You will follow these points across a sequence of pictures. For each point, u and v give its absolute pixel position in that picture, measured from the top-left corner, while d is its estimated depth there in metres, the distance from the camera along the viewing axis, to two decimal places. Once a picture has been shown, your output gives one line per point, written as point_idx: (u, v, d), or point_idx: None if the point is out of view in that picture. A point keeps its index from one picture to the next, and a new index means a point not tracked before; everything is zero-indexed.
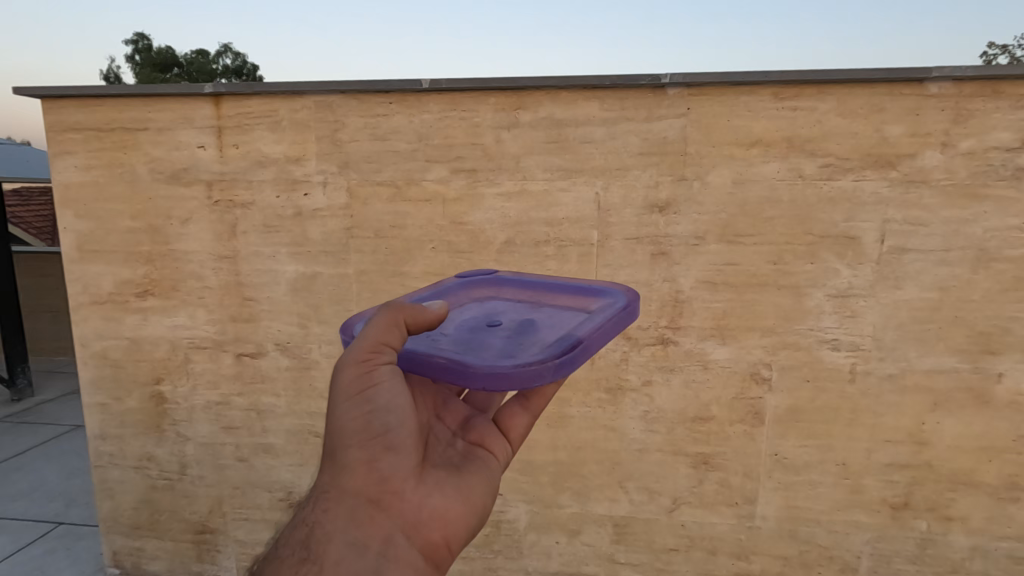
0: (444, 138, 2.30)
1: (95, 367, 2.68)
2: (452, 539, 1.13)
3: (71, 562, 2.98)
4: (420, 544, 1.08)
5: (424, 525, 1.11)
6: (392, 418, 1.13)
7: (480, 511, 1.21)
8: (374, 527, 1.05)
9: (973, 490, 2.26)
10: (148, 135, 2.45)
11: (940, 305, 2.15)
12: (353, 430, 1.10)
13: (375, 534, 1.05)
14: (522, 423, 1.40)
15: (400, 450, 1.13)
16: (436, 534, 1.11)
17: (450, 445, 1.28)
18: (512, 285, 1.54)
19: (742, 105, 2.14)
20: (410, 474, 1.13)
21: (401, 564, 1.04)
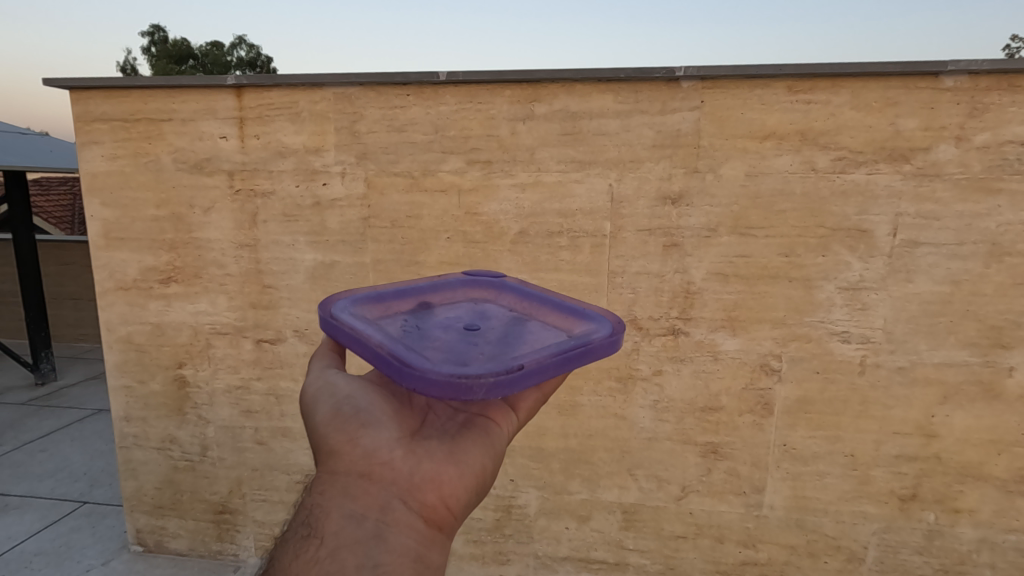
0: (460, 130, 2.34)
1: (120, 351, 2.76)
2: (450, 499, 1.13)
3: (97, 539, 3.08)
4: (416, 508, 1.09)
5: (419, 490, 1.12)
6: (363, 403, 1.22)
7: (480, 474, 1.20)
8: (370, 497, 1.08)
9: (982, 482, 2.28)
10: (172, 126, 2.52)
11: (951, 299, 2.16)
12: (329, 422, 1.19)
13: (372, 503, 1.08)
14: (524, 395, 1.43)
15: (379, 426, 1.18)
16: (432, 498, 1.11)
17: (449, 419, 1.31)
18: (509, 291, 1.62)
19: (756, 98, 2.15)
20: (396, 445, 1.16)
21: (400, 527, 1.06)
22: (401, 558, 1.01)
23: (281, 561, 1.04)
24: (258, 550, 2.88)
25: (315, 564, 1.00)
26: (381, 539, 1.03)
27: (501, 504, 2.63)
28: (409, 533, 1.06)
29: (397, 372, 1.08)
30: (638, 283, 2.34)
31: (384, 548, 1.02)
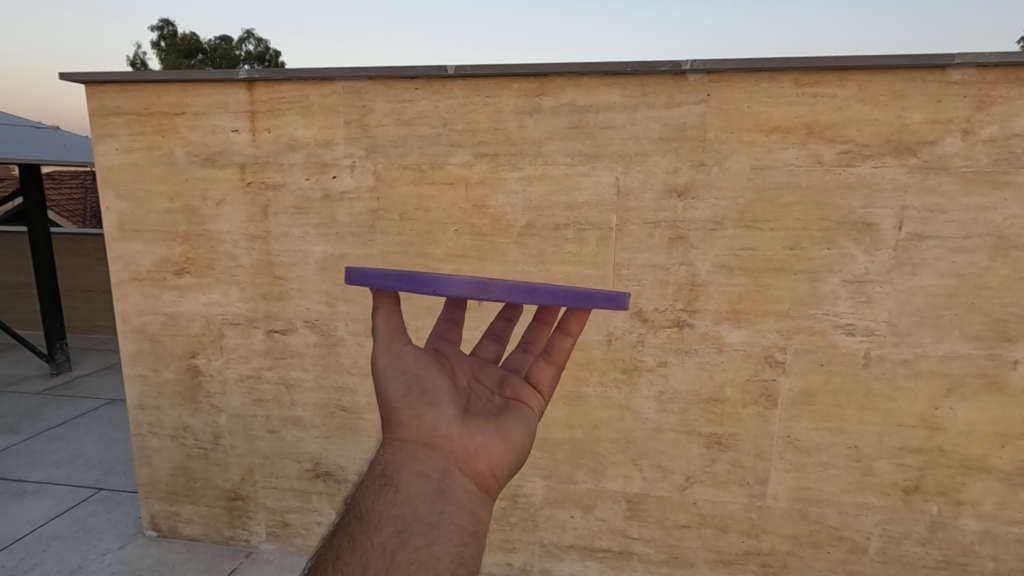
0: (468, 123, 2.36)
1: (135, 341, 2.82)
2: (498, 470, 1.22)
3: (113, 525, 3.16)
4: (472, 475, 1.18)
5: (473, 459, 1.20)
6: (427, 381, 1.28)
7: (520, 451, 1.29)
8: (434, 460, 1.17)
9: (985, 475, 2.29)
10: (185, 120, 2.56)
11: (956, 292, 2.17)
12: (397, 395, 1.25)
13: (436, 466, 1.16)
14: (549, 376, 1.50)
15: (440, 403, 1.25)
16: (484, 466, 1.20)
17: (489, 400, 1.38)
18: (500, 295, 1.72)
19: (762, 92, 2.16)
20: (454, 421, 1.24)
21: (459, 487, 1.15)
22: (462, 513, 1.11)
23: (359, 505, 1.12)
24: (269, 536, 2.94)
25: (391, 508, 1.09)
26: (444, 495, 1.13)
27: (508, 493, 2.67)
28: (467, 493, 1.15)
29: (423, 282, 1.19)
30: (644, 275, 2.36)
31: (448, 502, 1.12)
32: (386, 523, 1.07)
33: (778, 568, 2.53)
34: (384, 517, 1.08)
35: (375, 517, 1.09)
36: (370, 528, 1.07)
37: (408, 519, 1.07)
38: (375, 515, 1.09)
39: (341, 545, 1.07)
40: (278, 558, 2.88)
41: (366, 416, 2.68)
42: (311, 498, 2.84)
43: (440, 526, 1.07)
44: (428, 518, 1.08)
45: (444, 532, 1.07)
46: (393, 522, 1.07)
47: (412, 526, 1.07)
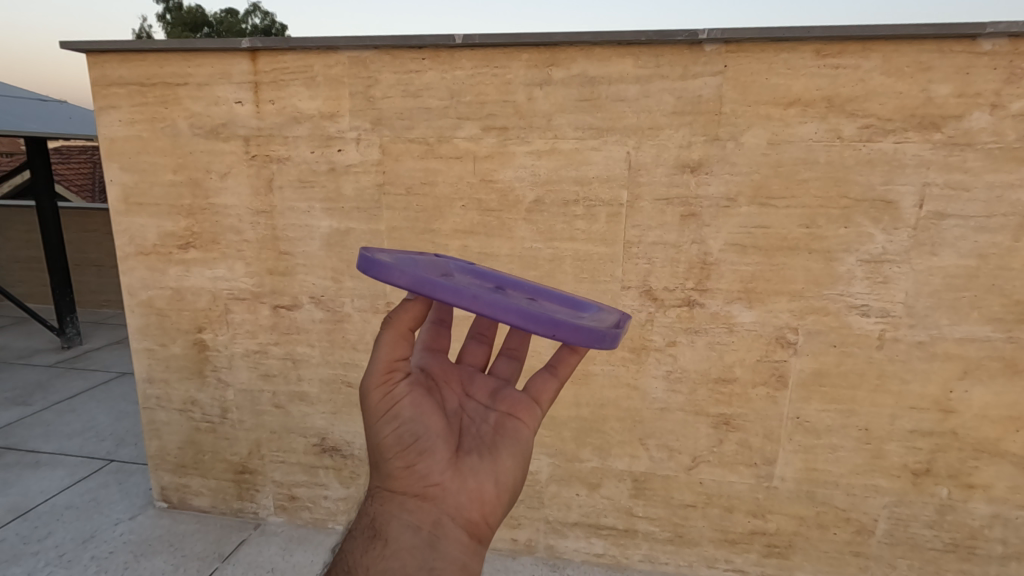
0: (476, 95, 2.30)
1: (142, 315, 2.82)
2: (491, 516, 1.23)
3: (124, 495, 3.21)
4: (464, 525, 1.19)
5: (466, 507, 1.21)
6: (418, 426, 1.26)
7: (515, 485, 1.29)
8: (427, 510, 1.18)
9: (998, 459, 2.26)
10: (188, 90, 2.51)
11: (976, 272, 2.11)
12: (388, 445, 1.23)
13: (427, 516, 1.18)
14: (551, 388, 1.47)
15: (432, 450, 1.23)
16: (476, 513, 1.21)
17: (482, 420, 1.36)
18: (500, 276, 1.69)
19: (781, 63, 2.08)
20: (445, 468, 1.23)
21: (452, 538, 1.17)
22: (454, 567, 1.13)
23: (349, 558, 1.16)
24: (277, 509, 2.97)
25: (381, 564, 1.12)
26: (436, 548, 1.15)
27: None
28: (459, 546, 1.16)
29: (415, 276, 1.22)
30: (654, 253, 2.32)
31: (440, 557, 1.13)
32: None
33: (783, 548, 2.52)
34: (375, 573, 1.11)
35: (364, 572, 1.12)
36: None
37: None
38: (366, 568, 1.12)
39: None
40: (286, 530, 2.93)
41: None
42: (318, 473, 2.86)
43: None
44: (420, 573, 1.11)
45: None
46: None
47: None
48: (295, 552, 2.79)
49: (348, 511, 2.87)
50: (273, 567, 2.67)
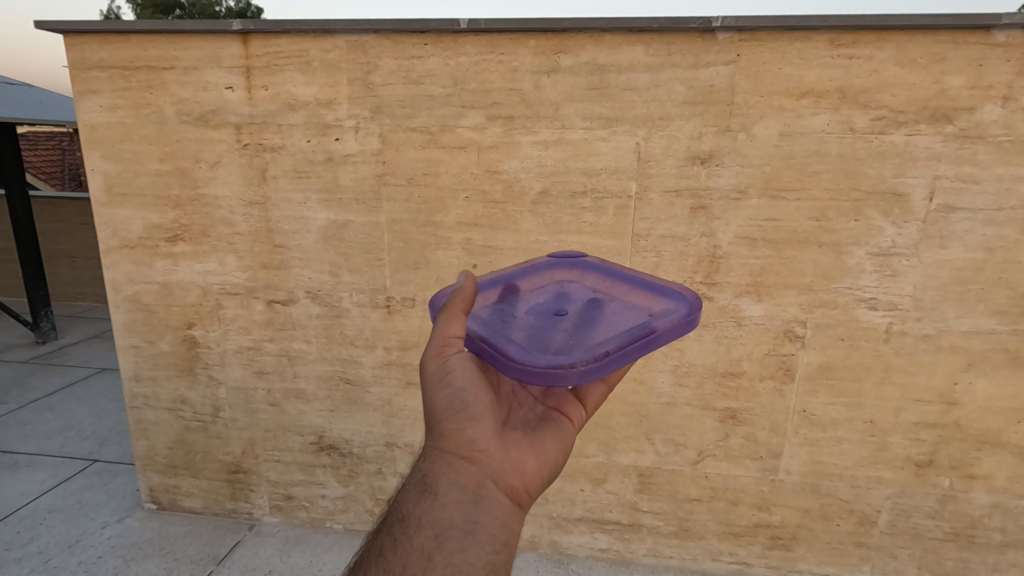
0: (481, 83, 2.22)
1: (127, 311, 2.70)
2: (531, 485, 1.23)
3: (110, 497, 3.09)
4: (506, 489, 1.19)
5: (508, 472, 1.21)
6: (470, 394, 1.24)
7: (554, 464, 1.30)
8: (472, 471, 1.18)
9: (999, 449, 2.29)
10: (174, 75, 2.39)
11: (983, 266, 2.12)
12: (442, 407, 1.23)
13: (473, 476, 1.18)
14: (596, 392, 1.50)
15: (482, 419, 1.23)
16: (517, 480, 1.21)
17: (530, 408, 1.38)
18: (592, 271, 1.75)
19: (795, 52, 2.04)
20: (492, 436, 1.23)
21: (494, 500, 1.16)
22: (495, 526, 1.13)
23: (401, 508, 1.18)
24: (273, 509, 2.90)
25: (428, 514, 1.14)
26: (479, 506, 1.15)
27: None
28: (502, 506, 1.16)
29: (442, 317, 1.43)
30: (663, 246, 2.27)
31: (482, 513, 1.14)
32: (424, 527, 1.12)
33: (787, 540, 2.53)
34: (423, 521, 1.13)
35: (414, 519, 1.14)
36: (411, 530, 1.12)
37: (444, 526, 1.12)
38: (416, 519, 1.14)
39: (386, 542, 1.13)
40: (283, 530, 2.87)
41: (372, 389, 2.62)
42: (315, 472, 2.79)
43: (473, 533, 1.11)
44: (462, 526, 1.11)
45: (478, 541, 1.10)
46: (431, 527, 1.12)
47: (447, 532, 1.10)
48: (292, 553, 2.73)
49: (347, 510, 2.82)
50: (271, 569, 2.61)
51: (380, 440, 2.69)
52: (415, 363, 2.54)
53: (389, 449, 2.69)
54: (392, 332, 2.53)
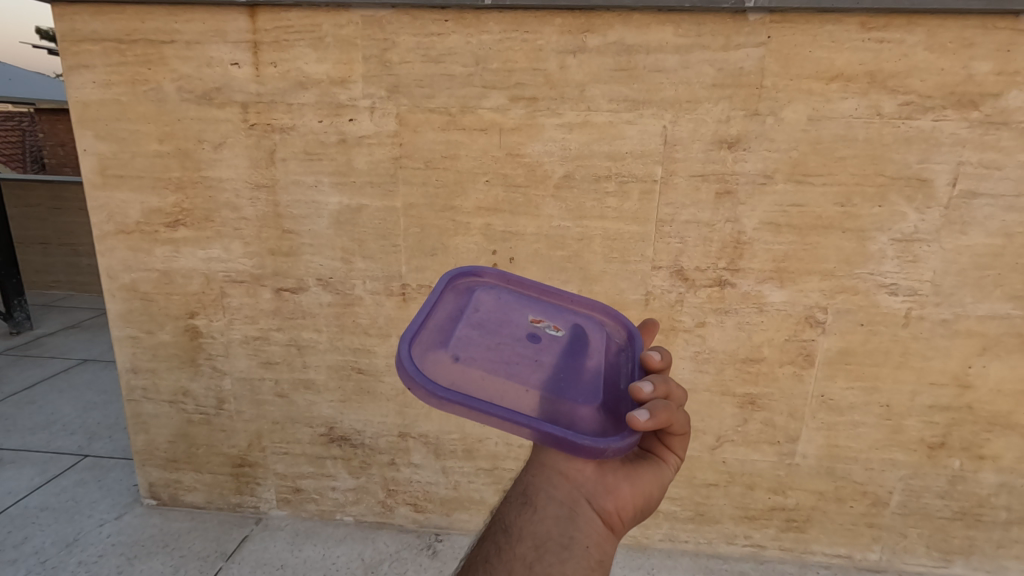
0: (504, 63, 2.14)
1: (124, 300, 2.57)
2: (626, 512, 1.09)
3: (105, 494, 2.97)
4: (600, 511, 1.07)
5: (605, 493, 1.09)
6: None
7: (647, 498, 1.13)
8: (567, 488, 1.08)
9: (1008, 430, 2.35)
10: (175, 49, 2.25)
11: (1002, 251, 2.15)
12: None
13: (568, 493, 1.08)
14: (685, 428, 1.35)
15: None
16: (613, 504, 1.08)
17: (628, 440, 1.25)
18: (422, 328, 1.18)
19: (826, 35, 2.01)
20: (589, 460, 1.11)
21: (589, 519, 1.05)
22: (590, 546, 1.02)
23: (502, 518, 1.09)
24: (280, 502, 2.82)
25: (527, 526, 1.05)
26: (575, 522, 1.04)
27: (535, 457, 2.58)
28: (595, 528, 1.04)
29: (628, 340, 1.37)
30: (687, 232, 2.25)
31: (579, 530, 1.03)
32: (524, 538, 1.03)
33: (801, 522, 2.57)
34: (523, 531, 1.04)
35: (514, 530, 1.05)
36: (512, 540, 1.04)
37: (543, 539, 1.02)
38: (516, 528, 1.05)
39: (489, 550, 1.05)
40: (291, 524, 2.80)
41: (385, 378, 2.54)
42: (325, 464, 2.72)
43: (570, 549, 1.01)
44: (559, 540, 1.02)
45: (575, 558, 1.00)
46: (531, 538, 1.03)
47: (546, 545, 1.01)
48: (303, 547, 2.67)
49: (358, 502, 2.77)
50: (284, 564, 2.55)
51: (393, 431, 2.62)
52: None
53: (403, 439, 2.63)
54: (407, 320, 2.46)
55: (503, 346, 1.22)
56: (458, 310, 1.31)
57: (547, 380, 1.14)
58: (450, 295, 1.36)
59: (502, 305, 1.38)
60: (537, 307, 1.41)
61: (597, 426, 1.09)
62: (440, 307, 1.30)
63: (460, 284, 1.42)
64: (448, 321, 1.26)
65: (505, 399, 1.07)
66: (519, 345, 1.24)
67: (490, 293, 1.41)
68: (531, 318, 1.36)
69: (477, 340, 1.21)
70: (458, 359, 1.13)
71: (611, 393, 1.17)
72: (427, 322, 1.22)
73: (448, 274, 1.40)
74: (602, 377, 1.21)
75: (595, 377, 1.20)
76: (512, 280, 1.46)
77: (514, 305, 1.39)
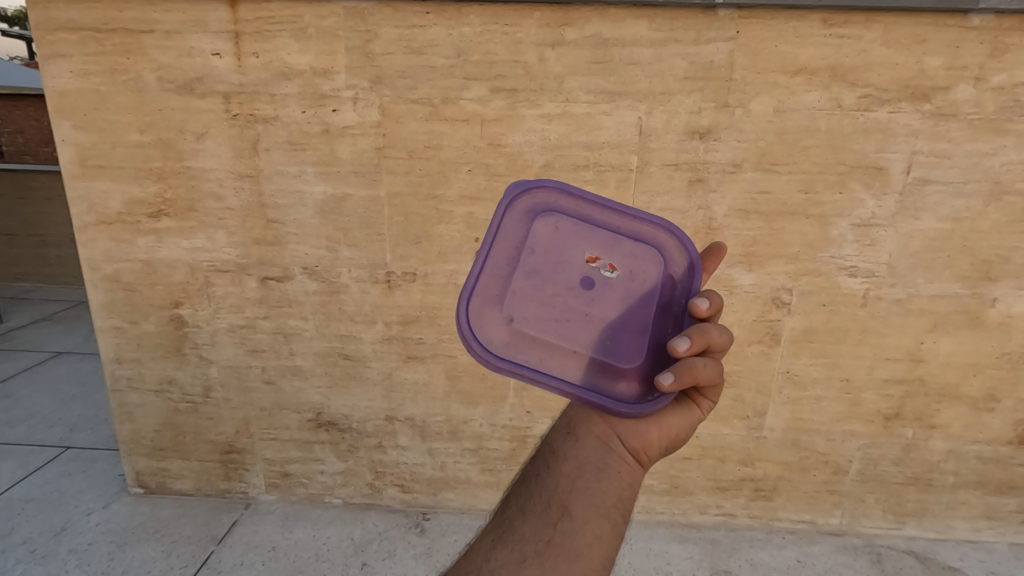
0: (484, 55, 2.20)
1: (107, 291, 2.57)
2: (653, 450, 1.18)
3: (91, 484, 2.98)
4: (631, 447, 1.17)
5: (637, 431, 1.18)
6: None
7: (675, 438, 1.21)
8: (603, 423, 1.21)
9: (956, 401, 2.53)
10: (155, 39, 2.25)
11: (951, 234, 2.31)
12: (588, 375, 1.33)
13: (605, 428, 1.21)
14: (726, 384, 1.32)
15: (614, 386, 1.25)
16: (641, 441, 1.17)
17: None
18: (488, 285, 1.28)
19: (790, 30, 2.12)
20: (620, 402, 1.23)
21: (622, 452, 1.16)
22: (622, 473, 1.13)
23: (548, 443, 1.24)
24: (269, 487, 2.88)
25: (570, 449, 1.18)
26: (610, 452, 1.16)
27: (518, 435, 2.67)
28: (626, 461, 1.16)
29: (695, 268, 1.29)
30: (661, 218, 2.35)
31: (613, 459, 1.15)
32: (568, 459, 1.16)
33: (769, 492, 2.74)
34: (566, 453, 1.18)
35: (558, 452, 1.19)
36: (557, 459, 1.18)
37: (583, 462, 1.15)
38: (561, 451, 1.19)
39: (538, 466, 1.19)
40: (281, 507, 2.86)
41: (372, 364, 2.61)
42: (313, 448, 2.78)
43: (605, 473, 1.12)
44: (596, 465, 1.14)
45: (609, 482, 1.12)
46: (572, 460, 1.16)
47: (585, 467, 1.14)
48: (294, 529, 2.74)
49: (346, 484, 2.84)
50: (275, 545, 2.62)
51: (380, 414, 2.70)
52: (416, 338, 2.56)
53: (390, 423, 2.71)
54: (393, 307, 2.52)
55: (556, 300, 1.30)
56: (516, 245, 1.31)
57: (593, 341, 1.26)
58: (510, 221, 1.33)
59: (561, 234, 1.34)
60: (599, 232, 1.35)
61: (633, 382, 1.22)
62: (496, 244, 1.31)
63: (521, 202, 1.34)
64: (505, 264, 1.30)
65: (553, 361, 1.23)
66: (574, 294, 1.31)
67: (550, 219, 1.35)
68: (588, 252, 1.33)
69: (531, 294, 1.29)
70: (515, 321, 1.26)
71: (652, 348, 1.24)
72: (485, 271, 1.28)
73: (506, 194, 1.31)
74: (649, 325, 1.26)
75: (643, 324, 1.26)
76: (574, 194, 1.35)
77: (574, 233, 1.34)
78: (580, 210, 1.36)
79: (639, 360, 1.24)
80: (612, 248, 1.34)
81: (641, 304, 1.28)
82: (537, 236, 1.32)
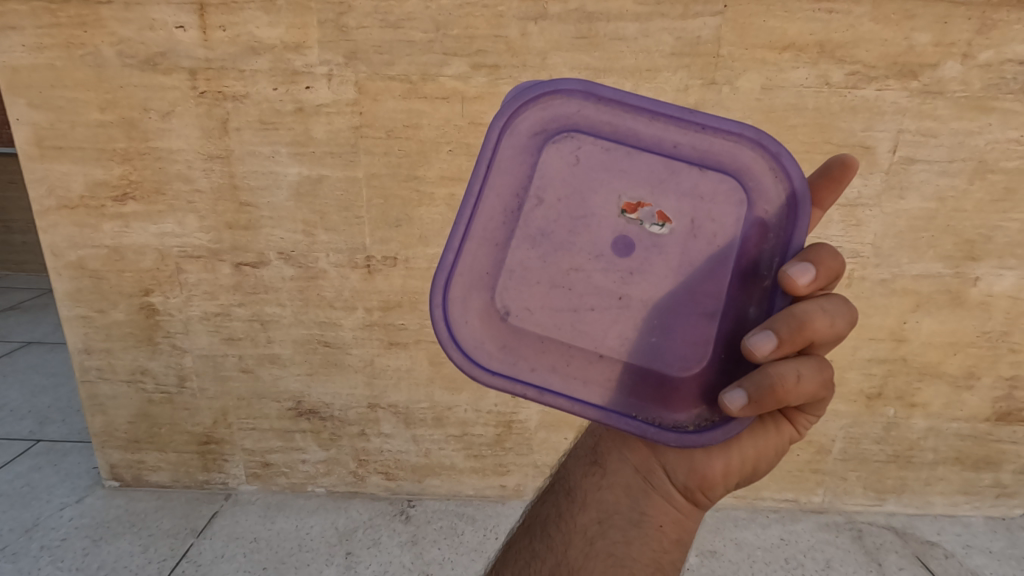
0: (464, 29, 2.11)
1: (72, 278, 2.46)
2: (710, 492, 1.16)
3: (63, 478, 2.89)
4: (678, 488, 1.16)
5: (687, 472, 1.16)
6: None
7: (735, 475, 1.17)
8: (642, 459, 1.22)
9: (937, 379, 2.55)
10: (113, 10, 2.11)
11: (935, 214, 2.30)
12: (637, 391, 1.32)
13: (643, 465, 1.21)
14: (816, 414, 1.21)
15: None
16: (692, 482, 1.15)
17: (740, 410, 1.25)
18: (491, 252, 1.20)
19: (779, 5, 2.07)
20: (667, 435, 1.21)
21: (662, 497, 1.17)
22: (660, 521, 1.14)
23: (569, 481, 1.27)
24: (249, 478, 2.81)
25: (596, 492, 1.21)
26: (647, 498, 1.17)
27: (503, 420, 2.64)
28: (667, 506, 1.16)
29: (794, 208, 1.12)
30: None
31: (649, 506, 1.16)
32: (589, 508, 1.19)
33: None
34: (589, 499, 1.21)
35: (581, 495, 1.23)
36: (577, 508, 1.21)
37: (610, 510, 1.17)
38: (581, 496, 1.22)
39: (553, 513, 1.24)
40: (262, 498, 2.81)
41: (353, 351, 2.54)
42: (294, 437, 2.72)
43: (638, 526, 1.14)
44: (627, 515, 1.16)
45: (642, 535, 1.13)
46: (596, 509, 1.18)
47: (609, 519, 1.16)
48: (276, 519, 2.69)
49: (329, 473, 2.79)
50: (257, 536, 2.57)
51: (362, 402, 2.64)
52: (397, 323, 2.49)
53: (372, 410, 2.65)
54: (372, 292, 2.45)
55: (576, 264, 1.21)
56: (517, 192, 1.19)
57: (621, 323, 1.20)
58: (510, 151, 1.18)
59: (584, 167, 1.20)
60: (638, 164, 1.19)
61: (691, 405, 1.18)
62: (492, 192, 1.18)
63: (526, 124, 1.18)
64: (504, 225, 1.20)
65: (570, 369, 1.19)
66: (603, 255, 1.21)
67: (568, 145, 1.19)
68: (624, 198, 1.19)
69: (537, 268, 1.21)
70: (511, 315, 1.20)
71: (720, 344, 1.17)
72: (474, 240, 1.18)
73: (501, 120, 1.14)
74: (716, 304, 1.17)
75: (707, 307, 1.18)
76: (602, 101, 1.17)
77: (602, 169, 1.20)
78: (614, 126, 1.18)
79: (699, 369, 1.18)
80: (656, 188, 1.18)
81: (706, 270, 1.18)
82: (552, 182, 1.20)
